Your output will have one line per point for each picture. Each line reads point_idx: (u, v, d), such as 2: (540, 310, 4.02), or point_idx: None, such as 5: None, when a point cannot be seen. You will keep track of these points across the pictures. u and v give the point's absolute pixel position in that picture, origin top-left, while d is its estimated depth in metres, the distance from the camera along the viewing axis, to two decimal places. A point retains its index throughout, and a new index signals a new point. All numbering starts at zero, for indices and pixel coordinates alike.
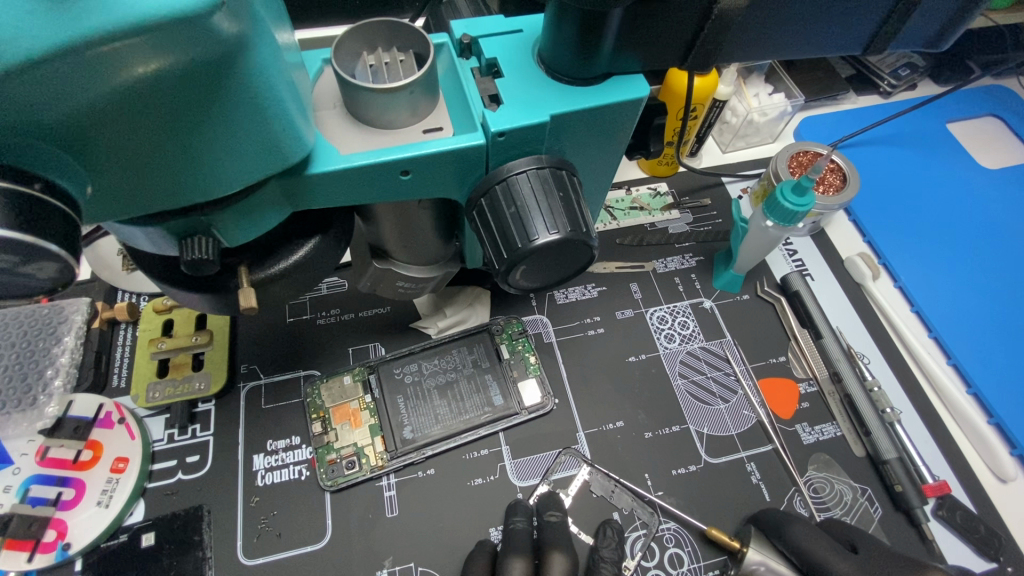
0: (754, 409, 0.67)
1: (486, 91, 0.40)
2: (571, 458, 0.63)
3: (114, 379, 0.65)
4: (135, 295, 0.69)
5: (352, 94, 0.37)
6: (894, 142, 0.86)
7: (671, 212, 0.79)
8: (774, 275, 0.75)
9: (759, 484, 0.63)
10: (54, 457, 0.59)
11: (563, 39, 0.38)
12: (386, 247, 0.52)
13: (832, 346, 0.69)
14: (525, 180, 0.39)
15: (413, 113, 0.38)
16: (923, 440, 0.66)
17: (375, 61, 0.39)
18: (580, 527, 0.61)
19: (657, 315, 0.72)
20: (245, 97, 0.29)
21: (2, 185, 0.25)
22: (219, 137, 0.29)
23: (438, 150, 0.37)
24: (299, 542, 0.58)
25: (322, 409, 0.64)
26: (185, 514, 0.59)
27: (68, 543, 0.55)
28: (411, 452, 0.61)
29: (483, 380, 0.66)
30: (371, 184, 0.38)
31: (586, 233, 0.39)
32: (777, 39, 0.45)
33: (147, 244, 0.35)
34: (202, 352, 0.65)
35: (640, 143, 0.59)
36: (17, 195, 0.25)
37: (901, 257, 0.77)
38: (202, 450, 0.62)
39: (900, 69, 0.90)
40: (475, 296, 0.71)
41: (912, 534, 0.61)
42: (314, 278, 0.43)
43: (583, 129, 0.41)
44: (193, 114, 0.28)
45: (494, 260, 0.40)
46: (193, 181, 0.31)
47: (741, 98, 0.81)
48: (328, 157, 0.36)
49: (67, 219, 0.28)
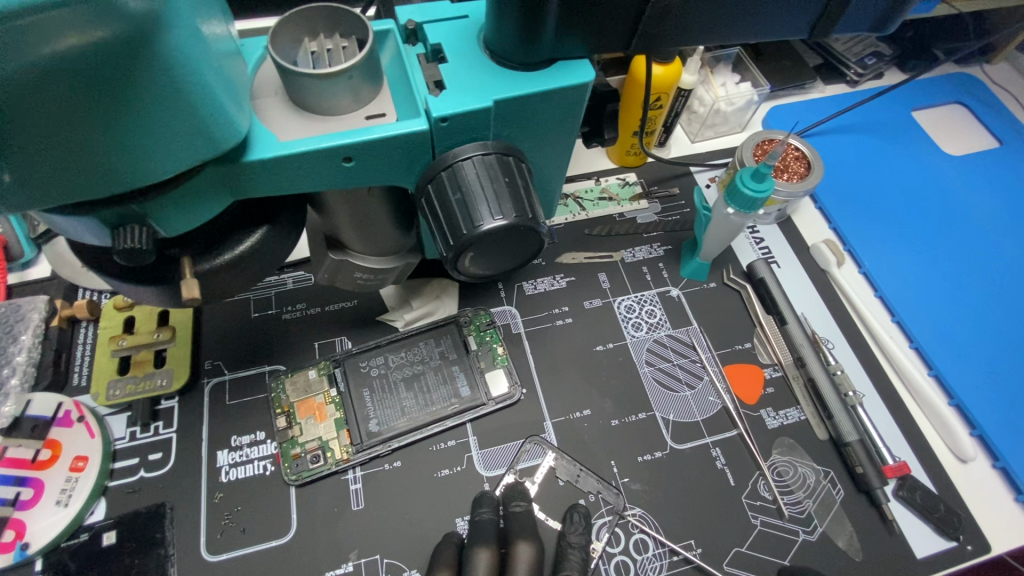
0: (720, 396, 0.67)
1: (431, 77, 0.40)
2: (536, 446, 0.64)
3: (75, 378, 0.64)
4: (96, 292, 0.68)
5: (291, 81, 0.36)
6: (860, 130, 0.87)
7: (640, 202, 0.79)
8: (740, 262, 0.76)
9: (724, 469, 0.64)
10: (12, 457, 0.58)
11: (506, 23, 0.38)
12: (342, 238, 0.51)
13: (796, 331, 0.70)
14: (471, 166, 0.39)
15: (355, 99, 0.38)
16: (884, 422, 0.68)
17: (317, 47, 0.38)
18: (547, 513, 0.61)
19: (624, 304, 0.72)
20: (167, 80, 0.29)
21: None
22: (145, 121, 0.29)
23: (381, 136, 0.37)
24: (262, 538, 0.58)
25: (287, 403, 0.63)
26: (148, 512, 0.58)
27: (27, 543, 0.55)
28: (377, 445, 0.61)
29: (451, 371, 0.66)
30: (314, 172, 0.38)
31: (533, 218, 0.39)
32: (725, 23, 0.45)
33: (87, 237, 0.35)
34: (165, 348, 0.65)
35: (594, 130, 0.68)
36: None
37: (865, 244, 0.78)
38: (165, 447, 0.61)
39: (866, 57, 0.91)
40: (443, 288, 0.71)
41: (873, 514, 0.62)
42: (263, 270, 0.43)
43: (532, 115, 0.41)
44: (112, 100, 0.28)
45: (442, 248, 0.40)
46: (122, 168, 0.30)
47: (708, 87, 0.82)
48: (267, 144, 0.36)
49: None
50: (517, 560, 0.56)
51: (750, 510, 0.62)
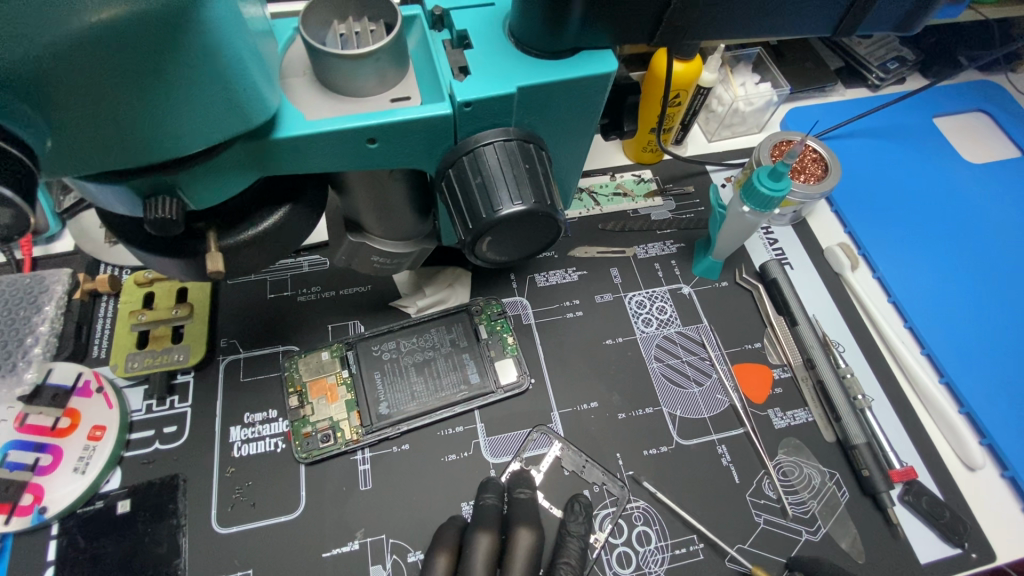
0: (728, 394, 0.68)
1: (455, 63, 0.40)
2: (542, 436, 0.64)
3: (95, 350, 0.66)
4: (117, 268, 0.69)
5: (320, 61, 0.37)
6: (880, 134, 0.86)
7: (654, 199, 0.79)
8: (753, 262, 0.76)
9: (729, 466, 0.64)
10: (33, 424, 0.60)
11: (532, 10, 0.38)
12: (361, 220, 0.52)
13: (807, 333, 0.70)
14: (492, 152, 0.39)
15: (381, 82, 0.39)
16: (892, 427, 0.67)
17: (346, 30, 0.39)
18: (552, 501, 0.62)
19: (635, 300, 0.73)
20: (205, 53, 0.30)
21: None
22: (181, 93, 0.30)
23: (405, 119, 0.38)
24: (272, 513, 0.59)
25: (300, 383, 0.64)
26: (161, 482, 0.59)
27: (45, 507, 0.56)
28: (386, 427, 0.62)
29: (461, 359, 0.66)
30: (339, 152, 0.39)
31: (551, 205, 0.40)
32: (749, 18, 0.46)
33: (117, 206, 0.36)
34: (182, 324, 0.66)
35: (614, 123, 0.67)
36: None
37: (880, 248, 0.77)
38: (180, 421, 0.62)
39: (889, 62, 0.91)
40: (456, 277, 0.72)
41: (878, 517, 0.62)
42: (283, 248, 0.44)
43: (553, 104, 0.41)
44: (151, 70, 0.28)
45: (460, 232, 0.41)
46: (157, 139, 0.31)
47: (728, 86, 0.82)
48: (294, 122, 0.37)
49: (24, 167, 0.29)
50: (517, 547, 0.56)
51: (754, 508, 0.62)
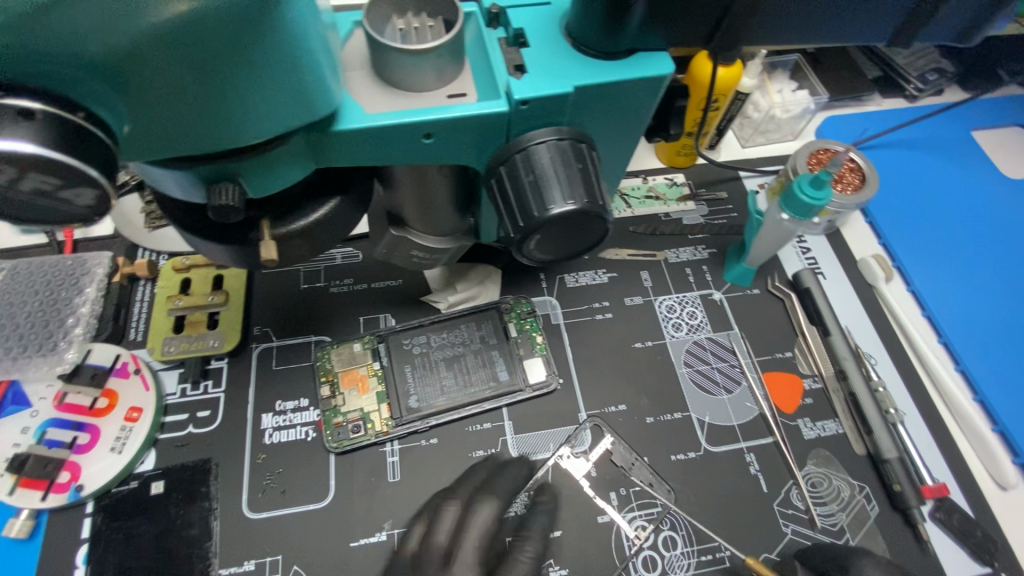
0: (758, 402, 0.67)
1: (511, 61, 0.40)
2: (595, 428, 0.65)
3: (132, 332, 0.67)
4: (155, 253, 0.71)
5: (381, 54, 0.37)
6: (917, 146, 0.85)
7: (686, 203, 0.79)
8: (786, 271, 0.75)
9: (757, 475, 0.63)
10: (71, 403, 0.61)
11: (592, 10, 0.38)
12: (404, 215, 0.53)
13: (840, 344, 0.69)
14: (545, 150, 0.40)
15: (439, 78, 0.39)
16: (924, 442, 0.67)
17: (404, 25, 0.39)
18: (596, 491, 0.62)
19: (665, 304, 0.72)
20: (279, 46, 0.30)
21: (50, 111, 0.27)
22: (253, 84, 0.30)
23: (462, 115, 0.38)
24: (302, 500, 0.60)
25: (331, 372, 0.65)
26: (194, 466, 0.60)
27: (81, 485, 0.58)
28: (415, 421, 0.63)
29: (490, 356, 0.67)
30: (394, 147, 0.39)
31: (602, 205, 0.40)
32: (803, 24, 0.45)
33: (173, 188, 0.36)
34: (218, 311, 0.67)
35: (660, 125, 0.66)
36: (64, 123, 0.28)
37: (915, 261, 0.76)
38: (213, 406, 0.63)
39: (928, 73, 0.89)
40: (487, 274, 0.72)
41: (907, 533, 0.61)
42: (330, 240, 0.44)
43: (606, 104, 0.41)
44: (227, 60, 0.29)
45: (509, 229, 0.41)
46: (227, 128, 0.32)
47: (764, 93, 0.81)
48: (354, 114, 0.37)
49: (107, 151, 0.30)
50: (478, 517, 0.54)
51: (781, 518, 0.61)
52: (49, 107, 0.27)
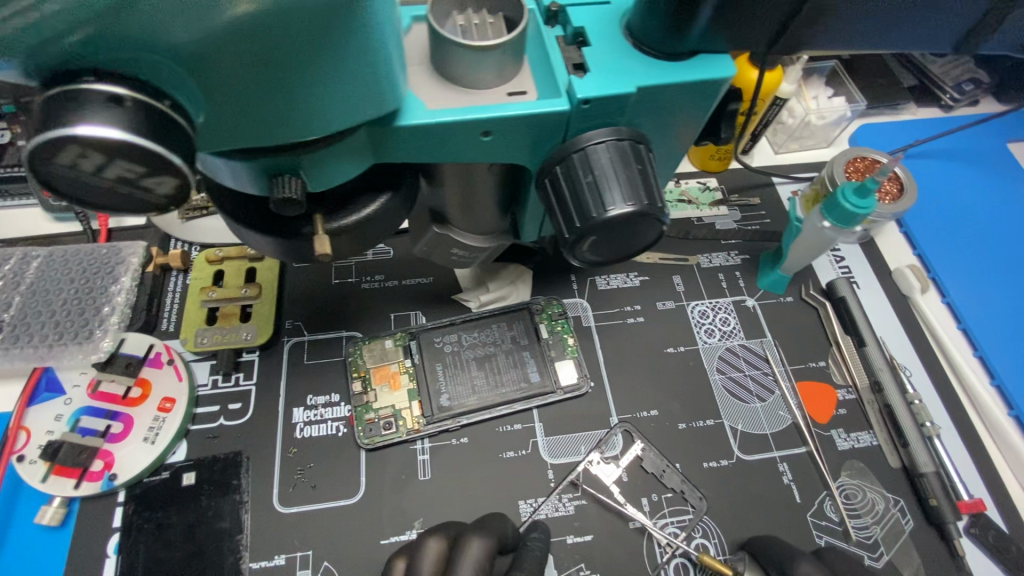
0: (791, 411, 0.66)
1: (571, 60, 0.40)
2: (625, 432, 0.64)
3: (164, 323, 0.67)
4: (188, 244, 0.71)
5: (444, 50, 0.37)
6: (953, 157, 0.84)
7: (719, 208, 0.78)
8: (820, 280, 0.74)
9: (790, 485, 0.63)
10: (105, 391, 0.61)
11: (658, 9, 0.38)
12: (446, 213, 0.52)
13: (875, 355, 0.68)
14: (603, 151, 0.39)
15: (500, 75, 0.39)
16: (960, 457, 0.66)
17: (465, 21, 0.39)
18: (627, 497, 0.61)
19: (698, 309, 0.72)
20: (359, 39, 0.30)
21: (139, 98, 0.27)
22: (329, 76, 0.30)
23: (523, 112, 0.38)
24: (331, 496, 0.59)
25: (363, 368, 0.65)
26: (225, 458, 0.60)
27: (114, 474, 0.58)
28: (446, 420, 0.62)
29: (522, 356, 0.66)
30: (451, 144, 0.39)
31: (660, 208, 0.39)
32: (862, 29, 0.45)
33: (229, 178, 0.36)
34: (250, 304, 0.67)
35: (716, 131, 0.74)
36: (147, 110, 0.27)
37: (950, 273, 0.75)
38: (244, 398, 0.63)
39: (964, 83, 0.88)
40: (518, 274, 0.72)
41: (942, 548, 0.60)
42: (378, 236, 0.44)
43: (665, 105, 0.40)
44: (308, 51, 0.29)
45: (563, 230, 0.40)
46: (299, 119, 0.32)
47: (800, 99, 0.81)
48: (415, 110, 0.37)
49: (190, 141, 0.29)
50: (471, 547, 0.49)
51: (814, 529, 0.61)
52: (138, 94, 0.27)
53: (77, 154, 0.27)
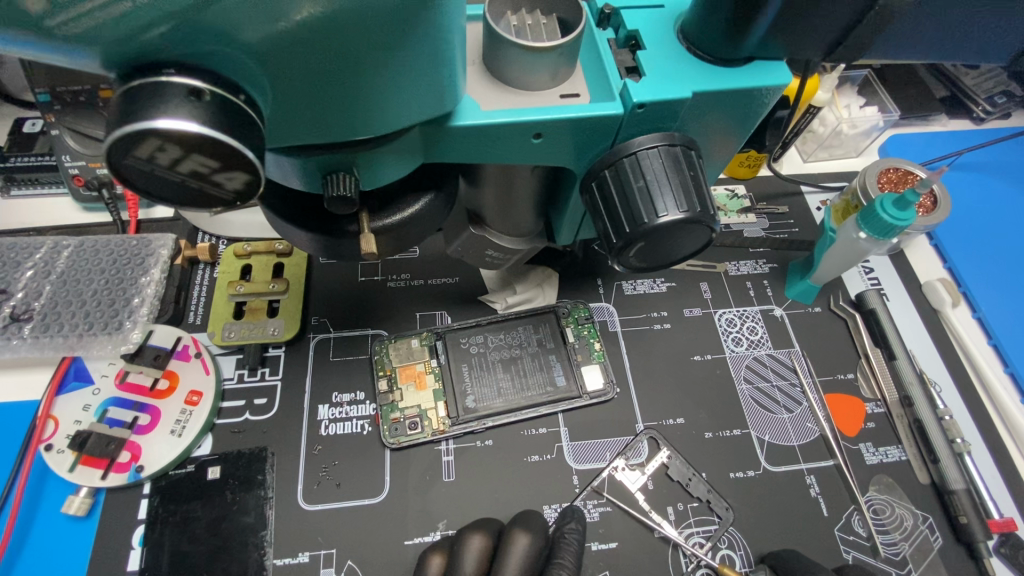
0: (818, 423, 0.66)
1: (624, 63, 0.40)
2: (651, 440, 0.64)
3: (190, 316, 0.66)
4: (215, 237, 0.70)
5: (499, 49, 0.37)
6: (986, 170, 0.83)
7: (747, 216, 0.78)
8: (849, 291, 0.74)
9: (818, 498, 0.62)
10: (132, 382, 0.61)
11: (716, 15, 0.37)
12: (483, 213, 0.52)
13: (905, 369, 0.67)
14: (656, 156, 0.39)
15: (553, 77, 0.38)
16: (989, 474, 0.65)
17: (518, 22, 0.39)
18: (652, 505, 0.61)
19: (725, 317, 0.71)
20: (429, 38, 0.30)
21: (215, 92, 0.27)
22: (397, 74, 0.30)
23: (577, 115, 0.37)
24: (356, 494, 0.59)
25: (389, 367, 0.64)
26: (250, 453, 0.60)
27: (141, 466, 0.58)
28: (471, 421, 0.62)
29: (548, 360, 0.66)
30: (502, 145, 0.38)
31: (711, 215, 0.39)
32: None
33: (278, 173, 0.36)
34: (278, 300, 0.67)
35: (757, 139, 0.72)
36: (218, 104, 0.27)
37: (982, 288, 0.74)
38: (270, 394, 0.63)
39: (996, 96, 0.87)
40: (545, 277, 0.71)
41: (971, 567, 0.60)
42: (420, 236, 0.44)
43: (718, 111, 0.40)
44: (381, 49, 0.28)
45: (612, 234, 0.40)
46: (362, 115, 0.32)
47: (832, 107, 0.80)
48: (469, 110, 0.37)
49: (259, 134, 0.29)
50: (511, 549, 0.52)
51: (842, 543, 0.60)
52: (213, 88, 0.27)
53: (156, 147, 0.27)
